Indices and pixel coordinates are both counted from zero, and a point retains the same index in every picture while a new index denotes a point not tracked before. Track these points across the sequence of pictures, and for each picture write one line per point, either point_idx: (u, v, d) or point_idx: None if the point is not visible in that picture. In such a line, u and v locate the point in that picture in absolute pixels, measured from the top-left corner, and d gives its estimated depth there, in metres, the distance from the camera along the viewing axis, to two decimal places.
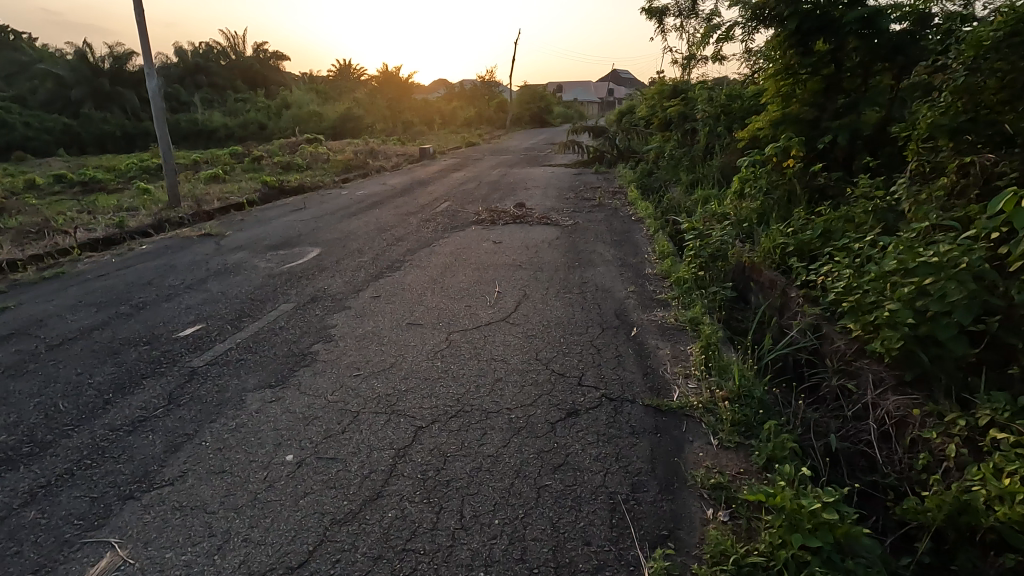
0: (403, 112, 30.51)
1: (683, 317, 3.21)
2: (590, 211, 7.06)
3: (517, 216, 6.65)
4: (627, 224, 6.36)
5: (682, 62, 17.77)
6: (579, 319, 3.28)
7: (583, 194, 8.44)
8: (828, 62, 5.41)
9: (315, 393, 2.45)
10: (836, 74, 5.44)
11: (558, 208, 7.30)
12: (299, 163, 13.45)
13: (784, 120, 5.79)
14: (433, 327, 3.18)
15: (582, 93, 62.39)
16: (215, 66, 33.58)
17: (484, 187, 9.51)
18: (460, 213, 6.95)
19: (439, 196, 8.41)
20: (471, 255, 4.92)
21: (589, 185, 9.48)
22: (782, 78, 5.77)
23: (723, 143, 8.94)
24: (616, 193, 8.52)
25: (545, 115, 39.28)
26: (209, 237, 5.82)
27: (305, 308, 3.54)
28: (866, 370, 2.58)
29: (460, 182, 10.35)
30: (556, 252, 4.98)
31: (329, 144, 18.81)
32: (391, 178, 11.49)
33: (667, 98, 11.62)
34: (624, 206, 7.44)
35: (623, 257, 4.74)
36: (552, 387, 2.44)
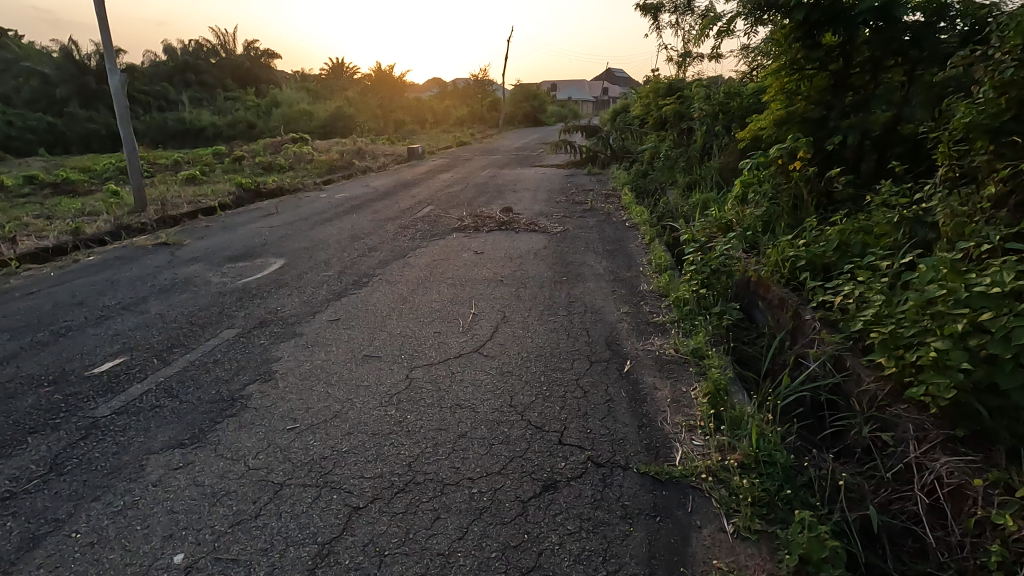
0: (394, 111, 29.99)
1: (684, 348, 2.76)
2: (582, 217, 6.61)
3: (503, 222, 6.21)
4: (621, 231, 5.91)
5: (678, 60, 17.32)
6: (563, 350, 2.83)
7: (575, 198, 7.99)
8: (837, 57, 4.98)
9: (234, 455, 1.99)
10: (844, 70, 5.00)
11: (548, 213, 6.85)
12: (281, 163, 12.94)
13: (789, 120, 5.37)
14: (392, 362, 2.72)
15: (577, 92, 61.95)
16: (203, 64, 32.95)
17: (472, 190, 9.04)
18: (442, 219, 6.49)
19: (423, 200, 7.94)
20: (448, 268, 4.46)
21: (581, 188, 9.03)
22: (787, 74, 5.31)
23: (721, 143, 8.53)
24: (610, 197, 8.07)
25: (539, 114, 38.83)
26: (165, 246, 5.34)
27: (249, 335, 3.08)
28: (906, 420, 2.14)
29: (448, 184, 9.89)
30: (543, 264, 4.53)
31: (315, 144, 18.31)
32: (376, 180, 11.01)
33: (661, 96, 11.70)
34: (617, 211, 7.00)
35: (615, 271, 4.29)
36: (527, 447, 1.99)
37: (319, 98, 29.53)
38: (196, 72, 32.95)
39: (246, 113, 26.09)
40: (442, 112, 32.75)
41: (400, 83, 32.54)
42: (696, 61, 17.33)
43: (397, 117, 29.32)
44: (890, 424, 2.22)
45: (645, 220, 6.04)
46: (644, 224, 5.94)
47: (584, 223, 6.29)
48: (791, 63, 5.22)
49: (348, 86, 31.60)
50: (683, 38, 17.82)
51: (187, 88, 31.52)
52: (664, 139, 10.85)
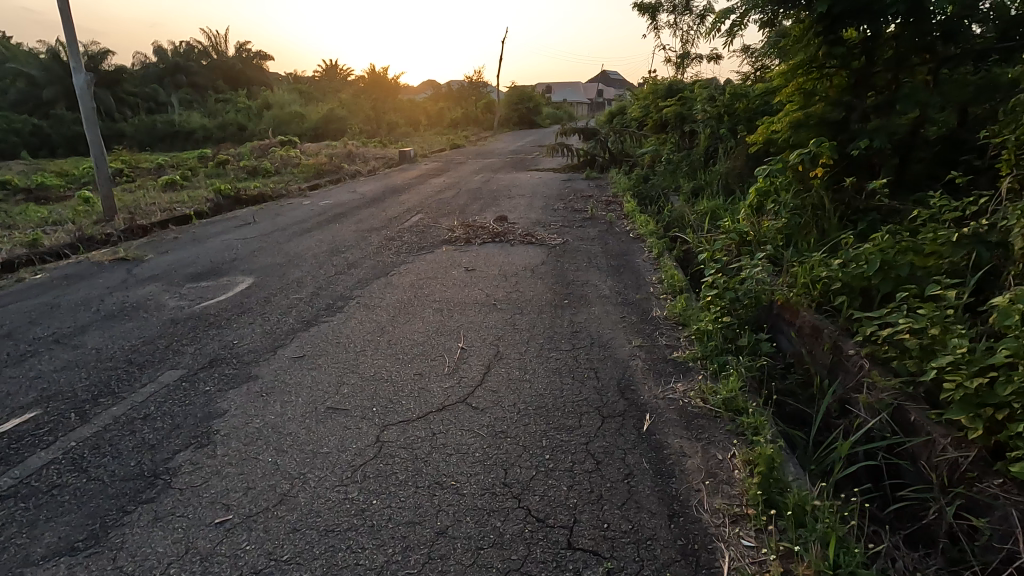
0: (388, 113, 29.48)
1: (713, 398, 2.30)
2: (583, 226, 6.15)
3: (497, 233, 5.74)
4: (625, 242, 5.45)
5: (676, 61, 16.91)
6: (568, 399, 2.35)
7: (575, 205, 7.54)
8: (859, 54, 4.51)
9: (140, 568, 1.51)
10: (867, 68, 4.52)
11: (546, 222, 6.39)
12: (267, 167, 12.42)
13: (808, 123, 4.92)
14: (362, 418, 2.24)
15: (572, 94, 61.62)
16: (193, 66, 32.36)
17: (465, 196, 8.57)
18: (431, 229, 6.01)
19: (412, 208, 7.46)
20: (435, 288, 3.98)
21: (581, 194, 8.58)
22: (805, 72, 4.85)
23: (728, 146, 8.10)
24: (611, 204, 7.62)
25: (535, 117, 38.41)
26: (124, 262, 4.84)
27: (196, 377, 2.60)
28: (1007, 505, 1.70)
29: (440, 190, 9.41)
30: (541, 283, 4.06)
31: (305, 147, 17.80)
32: (365, 185, 10.53)
33: (661, 97, 11.75)
34: (620, 219, 6.55)
35: (623, 292, 3.83)
36: (527, 555, 1.52)
37: (311, 100, 28.99)
38: (186, 73, 32.39)
39: (236, 115, 25.53)
40: (436, 114, 32.28)
41: (393, 85, 32.05)
42: (696, 62, 16.92)
43: (390, 119, 28.82)
44: (982, 507, 1.78)
45: (651, 230, 5.59)
46: (651, 235, 5.48)
47: (585, 233, 5.83)
48: (809, 61, 4.78)
49: (341, 88, 31.09)
50: (681, 38, 17.41)
51: (176, 90, 30.93)
52: (665, 142, 10.42)
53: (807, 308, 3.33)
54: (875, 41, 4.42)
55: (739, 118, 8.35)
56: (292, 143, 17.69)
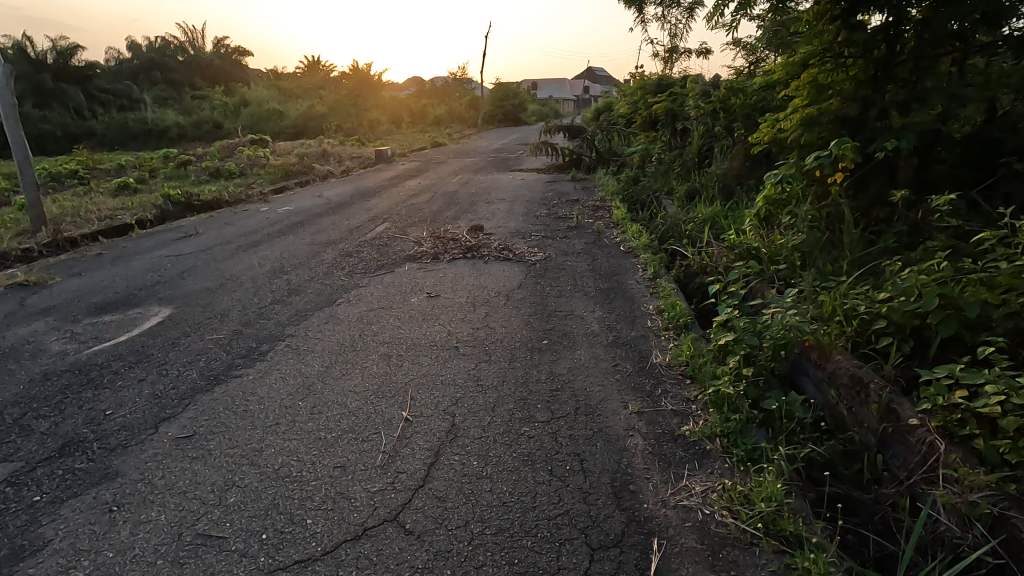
0: (369, 110, 28.60)
1: (746, 512, 1.65)
2: (568, 237, 5.48)
3: (470, 245, 5.06)
4: (616, 256, 4.78)
5: (664, 56, 16.30)
6: (542, 514, 1.68)
7: (559, 211, 6.86)
8: (880, 42, 3.89)
9: None
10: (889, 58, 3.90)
11: (527, 232, 5.71)
12: (232, 169, 11.59)
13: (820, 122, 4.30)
14: (243, 554, 1.55)
15: (558, 91, 60.96)
16: (166, 62, 31.21)
17: (440, 201, 7.87)
18: (395, 243, 5.30)
19: (381, 216, 6.73)
20: (385, 323, 3.27)
21: (566, 197, 7.90)
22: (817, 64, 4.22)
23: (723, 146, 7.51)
24: (600, 209, 6.95)
25: (521, 114, 37.68)
26: (22, 288, 4.07)
27: (31, 476, 1.89)
28: None
29: (414, 193, 8.68)
30: (516, 315, 3.36)
31: (277, 145, 16.95)
32: (335, 188, 9.77)
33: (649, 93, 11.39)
34: (609, 228, 5.88)
35: (615, 327, 3.14)
36: None
37: (291, 97, 28.02)
38: (160, 70, 31.30)
39: (211, 112, 24.54)
40: (419, 111, 31.42)
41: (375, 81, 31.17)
42: (685, 57, 16.33)
43: (372, 116, 27.94)
44: None
45: (645, 242, 4.93)
46: (645, 248, 4.81)
47: (570, 245, 5.15)
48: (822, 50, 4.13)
49: (321, 84, 30.15)
50: (669, 31, 16.81)
51: (150, 87, 29.85)
52: (656, 141, 9.83)
53: (843, 351, 2.69)
54: (901, 25, 3.78)
55: (736, 115, 7.71)
56: (263, 142, 16.79)
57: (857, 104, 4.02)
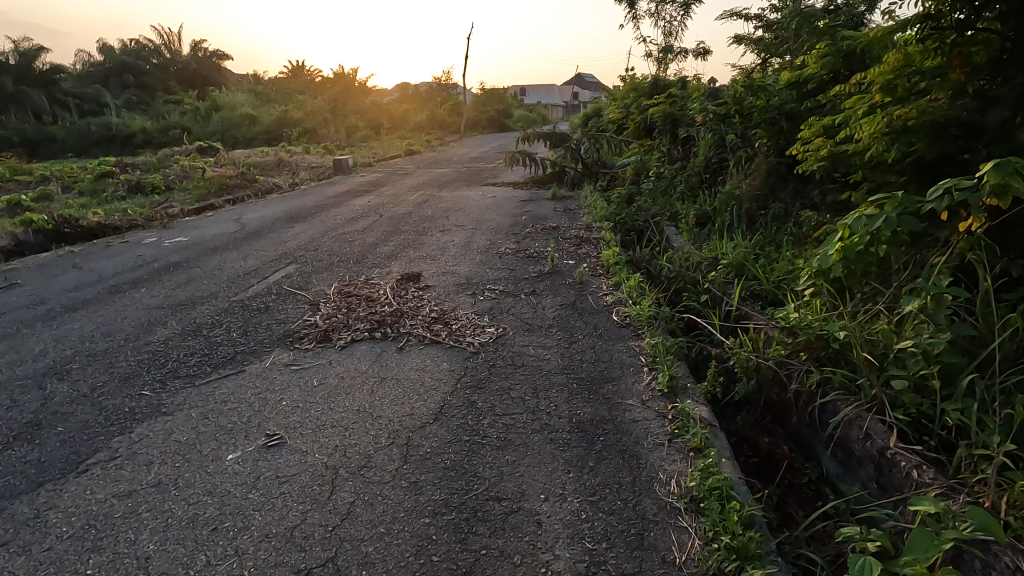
0: (346, 114, 26.94)
1: None
2: (536, 295, 3.81)
3: (391, 310, 3.44)
4: (604, 333, 3.11)
5: (658, 56, 14.86)
6: None
7: (532, 247, 5.22)
8: None
9: None
10: None
11: (479, 285, 4.05)
12: (156, 182, 9.86)
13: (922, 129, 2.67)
14: None
15: (548, 96, 59.65)
16: (135, 63, 29.43)
17: (385, 227, 6.27)
18: (279, 306, 3.61)
19: (292, 255, 5.04)
20: (120, 551, 1.58)
21: (544, 224, 6.26)
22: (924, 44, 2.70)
23: (745, 169, 6.18)
24: (585, 242, 5.31)
25: (507, 120, 36.26)
26: None
27: None
28: None
29: (357, 216, 7.00)
30: (404, 516, 1.68)
31: (232, 153, 15.27)
32: (266, 207, 8.07)
33: (644, 96, 9.92)
34: (595, 276, 4.22)
35: (601, 568, 1.49)
36: None
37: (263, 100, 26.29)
38: (130, 72, 29.59)
39: (177, 116, 22.80)
40: (401, 115, 29.76)
41: (354, 86, 29.62)
42: (681, 57, 14.91)
43: (351, 120, 26.28)
44: None
45: (653, 309, 3.26)
46: (651, 322, 3.14)
47: (538, 311, 3.47)
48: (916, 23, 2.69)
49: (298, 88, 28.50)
50: (664, 30, 15.42)
51: (118, 90, 28.09)
52: (652, 153, 8.32)
53: None
54: None
55: (754, 121, 6.14)
56: (215, 151, 15.03)
57: (983, 104, 2.55)
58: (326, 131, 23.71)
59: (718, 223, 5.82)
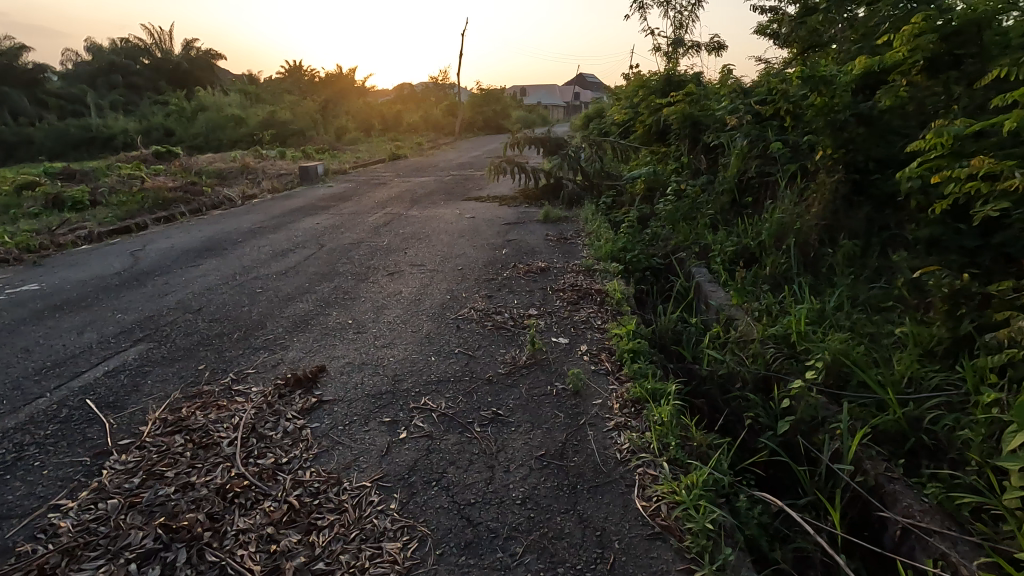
0: (335, 115, 25.40)
1: None
2: (497, 428, 2.23)
3: (223, 479, 1.88)
4: (617, 566, 1.54)
5: (666, 49, 13.25)
6: None
7: (508, 305, 3.67)
8: None
9: None
10: None
11: (409, 396, 2.48)
12: (77, 197, 8.32)
13: None
14: None
15: (549, 97, 58.01)
16: (118, 61, 28.03)
17: (320, 265, 4.74)
18: (38, 458, 2.04)
19: (157, 321, 3.47)
20: None
21: (529, 262, 4.70)
22: None
23: (796, 189, 4.67)
24: (583, 297, 3.73)
25: (505, 121, 34.77)
26: None
27: None
28: None
29: (291, 247, 5.45)
30: None
31: (196, 159, 13.74)
32: (190, 231, 6.52)
33: (656, 95, 8.41)
34: (599, 374, 2.64)
35: None
36: None
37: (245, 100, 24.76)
38: (110, 71, 28.13)
39: (156, 116, 21.34)
40: (393, 116, 28.23)
41: (343, 85, 28.13)
42: (693, 51, 13.37)
43: (339, 121, 24.73)
44: None
45: (714, 513, 1.65)
46: (716, 569, 1.49)
47: (493, 482, 1.89)
48: None
49: (285, 87, 26.98)
50: (675, 22, 13.86)
51: (100, 90, 26.71)
52: (668, 164, 6.79)
53: None
54: None
55: (810, 125, 4.57)
56: (175, 157, 13.48)
57: None
58: (313, 133, 22.18)
59: (766, 263, 4.25)
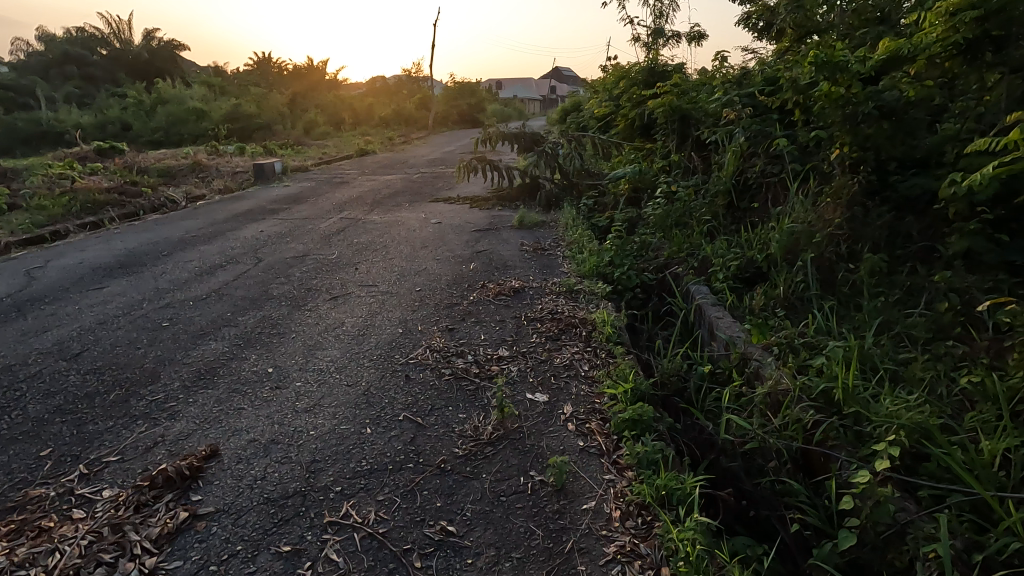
0: (302, 109, 24.29)
1: None
2: (445, 561, 1.54)
3: None
4: None
5: (646, 40, 12.65)
6: None
7: (473, 341, 2.97)
8: None
9: None
10: None
11: (323, 502, 1.76)
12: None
13: None
14: None
15: (525, 91, 57.16)
16: (69, 51, 26.31)
17: (252, 287, 3.97)
18: None
19: (14, 373, 2.67)
20: None
21: (501, 280, 4.00)
22: None
23: (808, 194, 4.06)
24: (565, 330, 3.04)
25: (480, 114, 33.92)
26: None
27: None
28: None
29: (223, 262, 4.65)
30: None
31: (142, 156, 12.67)
32: (110, 241, 5.65)
33: (639, 86, 7.79)
34: (589, 457, 1.96)
35: None
36: None
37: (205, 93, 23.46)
38: (59, 62, 26.44)
39: (106, 110, 19.97)
40: (364, 110, 27.19)
41: (311, 77, 26.97)
42: (673, 41, 12.79)
43: (306, 115, 23.63)
44: None
45: None
46: None
47: None
48: None
49: (248, 78, 25.64)
50: (654, 11, 13.27)
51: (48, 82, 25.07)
52: (655, 162, 6.16)
53: None
54: None
55: (821, 119, 3.96)
56: (120, 154, 12.37)
57: None
58: (277, 127, 21.05)
59: (777, 282, 3.64)
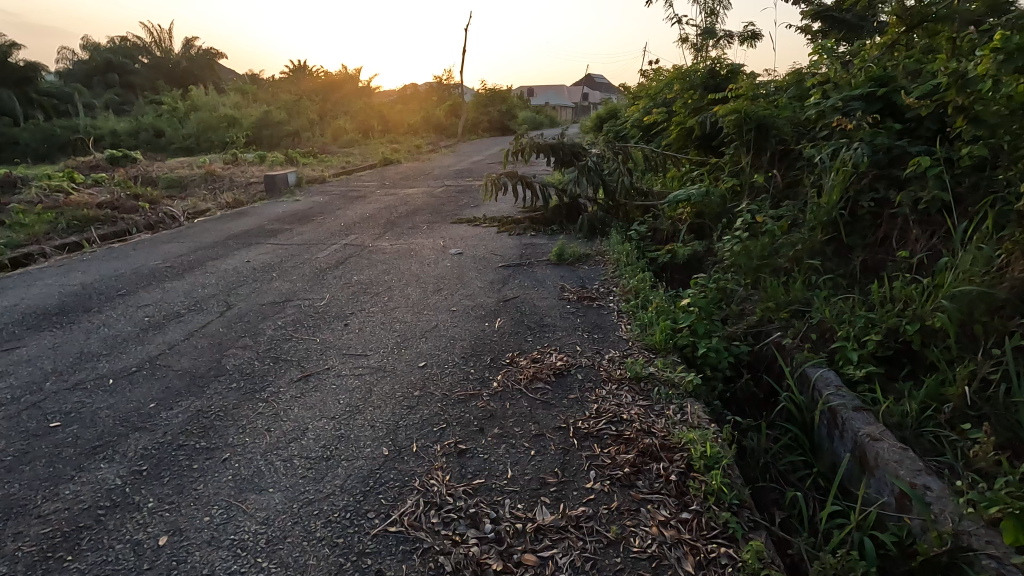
0: (329, 116, 23.73)
1: None
2: None
3: None
4: None
5: (695, 40, 11.43)
6: None
7: (495, 483, 1.88)
8: None
9: None
10: None
11: None
12: None
13: None
14: None
15: (557, 98, 56.08)
16: (105, 59, 26.41)
17: (202, 355, 2.95)
18: None
19: None
20: None
21: (534, 353, 2.89)
22: None
23: (974, 238, 2.87)
24: (639, 467, 1.92)
25: (511, 121, 32.98)
26: None
27: None
28: None
29: (181, 310, 3.66)
30: None
31: (155, 165, 12.00)
32: (72, 272, 4.76)
33: (697, 91, 6.59)
34: None
35: None
36: None
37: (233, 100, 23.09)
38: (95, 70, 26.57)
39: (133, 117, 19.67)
40: (392, 117, 26.53)
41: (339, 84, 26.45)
42: (726, 41, 11.52)
43: (333, 122, 23.02)
44: None
45: None
46: None
47: None
48: None
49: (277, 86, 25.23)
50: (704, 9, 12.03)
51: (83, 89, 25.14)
52: (724, 183, 4.98)
53: None
54: None
55: None
56: (132, 164, 11.71)
57: None
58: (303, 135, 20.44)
59: (949, 374, 2.43)
